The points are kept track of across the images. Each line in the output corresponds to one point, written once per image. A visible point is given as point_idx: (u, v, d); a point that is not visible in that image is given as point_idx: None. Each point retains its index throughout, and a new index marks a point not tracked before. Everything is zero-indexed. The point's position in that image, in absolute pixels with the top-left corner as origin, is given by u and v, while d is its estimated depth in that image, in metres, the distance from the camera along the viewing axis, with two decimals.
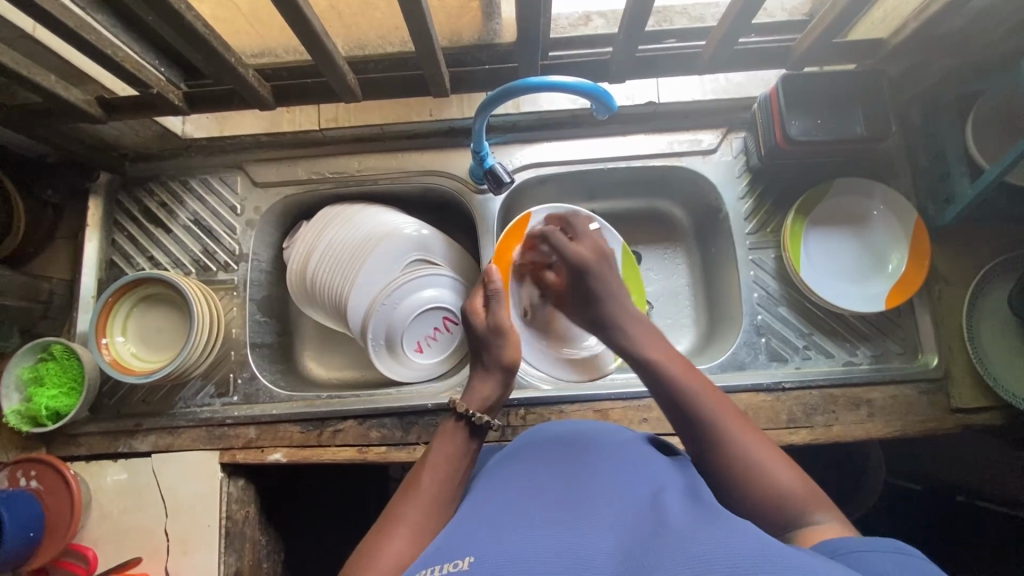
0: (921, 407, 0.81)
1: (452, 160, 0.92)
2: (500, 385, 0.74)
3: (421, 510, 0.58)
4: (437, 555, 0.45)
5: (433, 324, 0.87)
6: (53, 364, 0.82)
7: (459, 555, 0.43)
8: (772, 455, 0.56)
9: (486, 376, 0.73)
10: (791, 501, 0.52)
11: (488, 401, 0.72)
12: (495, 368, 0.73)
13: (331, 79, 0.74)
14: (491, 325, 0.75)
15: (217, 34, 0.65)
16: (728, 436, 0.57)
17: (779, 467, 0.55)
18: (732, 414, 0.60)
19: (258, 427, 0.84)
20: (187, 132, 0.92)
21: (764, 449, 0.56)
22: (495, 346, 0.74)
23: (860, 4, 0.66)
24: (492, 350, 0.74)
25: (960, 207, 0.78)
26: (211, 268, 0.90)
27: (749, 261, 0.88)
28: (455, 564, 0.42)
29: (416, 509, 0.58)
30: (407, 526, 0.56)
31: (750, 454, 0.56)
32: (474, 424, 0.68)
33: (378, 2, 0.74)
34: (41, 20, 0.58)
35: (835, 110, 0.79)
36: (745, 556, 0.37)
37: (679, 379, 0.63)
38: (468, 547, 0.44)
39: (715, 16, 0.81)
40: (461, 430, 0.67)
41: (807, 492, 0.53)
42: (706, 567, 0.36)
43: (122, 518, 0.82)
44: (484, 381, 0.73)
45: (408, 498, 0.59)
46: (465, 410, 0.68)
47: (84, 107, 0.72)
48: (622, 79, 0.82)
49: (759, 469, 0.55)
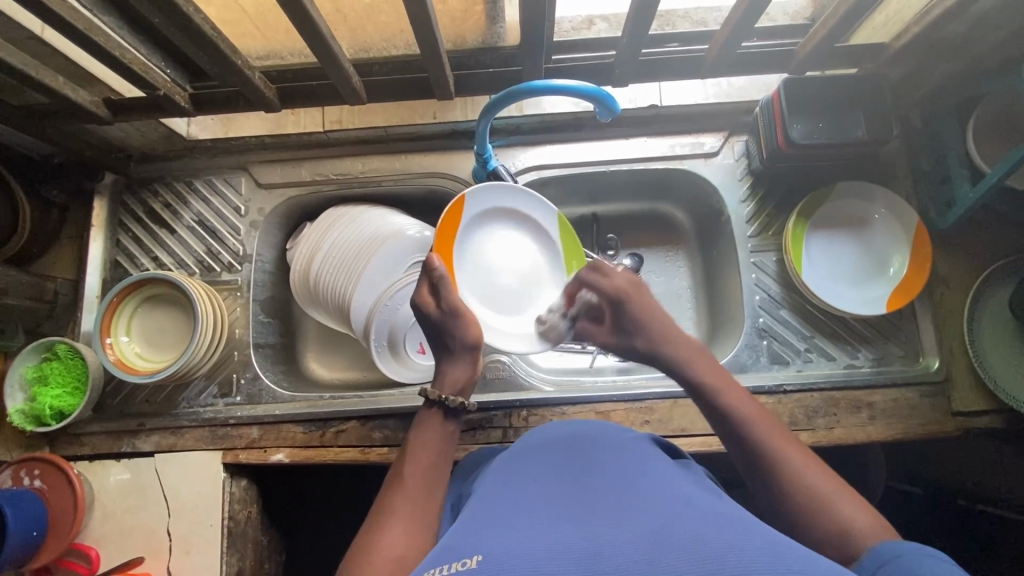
0: (922, 410, 0.81)
1: (455, 162, 0.92)
2: (469, 364, 0.72)
3: (410, 502, 0.58)
4: (445, 553, 0.45)
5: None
6: (58, 364, 0.82)
7: (466, 554, 0.43)
8: (834, 486, 0.52)
9: (453, 361, 0.72)
10: (851, 538, 0.49)
11: (458, 384, 0.70)
12: (460, 349, 0.72)
13: (337, 81, 0.75)
14: (443, 311, 0.72)
15: (224, 36, 0.65)
16: (788, 463, 0.54)
17: (844, 501, 0.51)
18: (787, 438, 0.57)
19: (261, 427, 0.85)
20: (192, 133, 0.93)
21: (836, 487, 0.52)
22: (451, 330, 0.72)
23: (863, 9, 0.66)
24: (451, 335, 0.72)
25: (961, 211, 0.78)
26: (215, 269, 0.91)
27: (751, 264, 0.89)
28: (464, 562, 0.42)
29: (405, 501, 0.58)
30: (396, 519, 0.56)
31: (811, 483, 0.52)
32: (449, 407, 0.67)
33: (383, 5, 0.74)
34: (51, 23, 0.59)
35: (837, 114, 0.80)
36: (760, 561, 0.37)
37: (730, 400, 0.60)
38: (477, 545, 0.44)
39: (717, 20, 0.81)
40: (438, 416, 0.67)
41: (872, 528, 0.49)
42: (717, 567, 0.37)
43: (125, 517, 0.83)
44: (457, 370, 0.71)
45: (395, 491, 0.59)
46: (437, 395, 0.67)
47: (91, 108, 0.72)
48: (625, 83, 0.83)
49: (830, 509, 0.51)
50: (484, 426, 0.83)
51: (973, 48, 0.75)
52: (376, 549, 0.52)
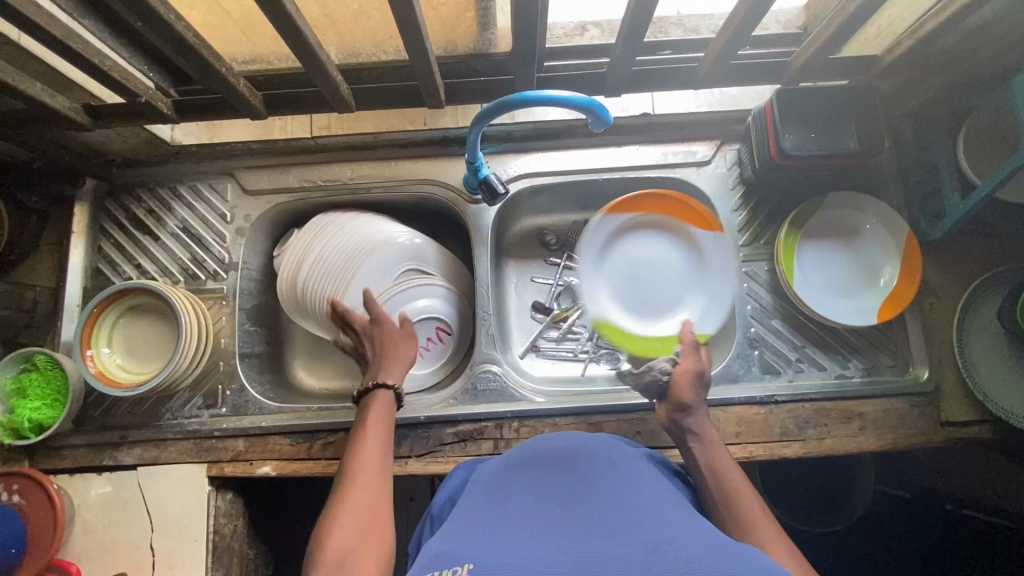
0: (912, 420, 0.82)
1: (446, 169, 0.91)
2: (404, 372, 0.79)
3: (371, 472, 0.63)
4: (438, 557, 0.45)
5: (429, 334, 0.87)
6: (37, 375, 0.80)
7: (457, 561, 0.43)
8: (776, 541, 0.56)
9: (402, 364, 0.77)
10: None
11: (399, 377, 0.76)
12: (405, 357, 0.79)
13: (324, 88, 0.73)
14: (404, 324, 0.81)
15: (207, 43, 0.64)
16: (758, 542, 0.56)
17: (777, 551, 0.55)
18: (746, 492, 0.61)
19: (247, 439, 0.83)
20: (175, 138, 0.90)
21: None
22: (404, 340, 0.80)
23: (858, 21, 0.66)
24: (403, 346, 0.79)
25: (951, 221, 0.79)
26: (199, 277, 0.89)
27: (742, 273, 0.89)
28: (454, 570, 0.42)
29: (364, 468, 0.64)
30: (359, 491, 0.61)
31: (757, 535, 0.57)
32: (399, 393, 0.75)
33: (373, 12, 0.72)
34: (27, 30, 0.57)
35: (830, 124, 0.79)
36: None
37: (709, 456, 0.66)
38: (469, 550, 0.44)
39: (711, 28, 0.80)
40: (385, 394, 0.73)
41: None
42: None
43: (107, 533, 0.81)
44: (397, 368, 0.77)
45: (354, 462, 0.65)
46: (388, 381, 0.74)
47: (70, 114, 0.71)
48: (618, 92, 0.82)
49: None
50: (474, 437, 0.82)
51: (965, 61, 0.75)
52: (341, 519, 0.57)
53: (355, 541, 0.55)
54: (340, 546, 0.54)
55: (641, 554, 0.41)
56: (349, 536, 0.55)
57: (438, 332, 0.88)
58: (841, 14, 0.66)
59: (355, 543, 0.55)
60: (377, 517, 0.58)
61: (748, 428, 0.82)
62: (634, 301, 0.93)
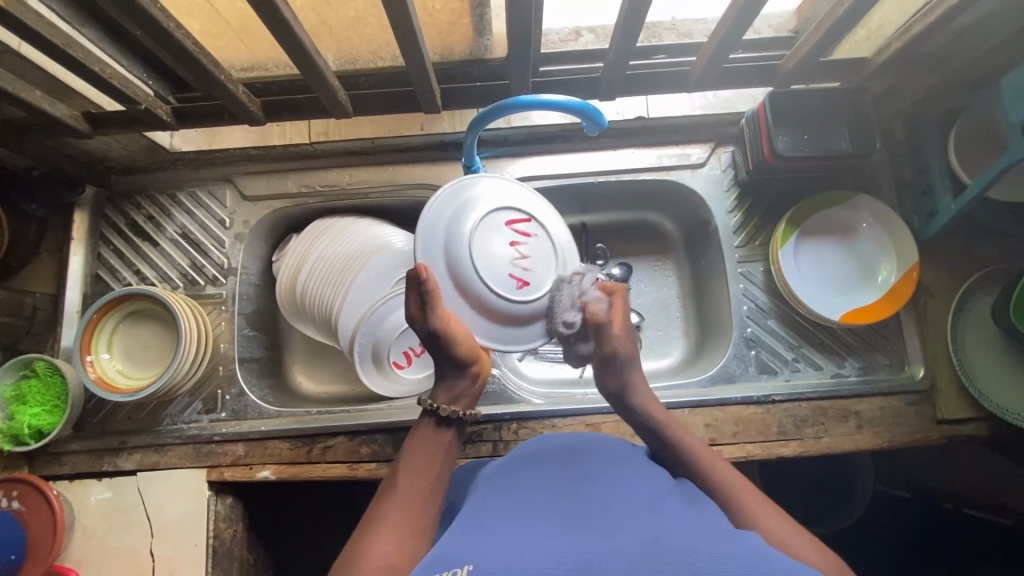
0: (909, 418, 0.82)
1: (443, 173, 0.92)
2: (469, 377, 0.67)
3: (418, 484, 0.58)
4: (437, 561, 0.44)
5: (504, 242, 0.64)
6: (36, 382, 0.80)
7: (459, 562, 0.42)
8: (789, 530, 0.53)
9: (453, 374, 0.67)
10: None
11: (457, 394, 0.67)
12: (453, 365, 0.66)
13: (321, 94, 0.74)
14: (430, 332, 0.62)
15: (207, 51, 0.65)
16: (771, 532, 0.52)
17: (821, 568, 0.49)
18: (743, 487, 0.58)
19: (246, 444, 0.83)
20: (175, 145, 0.91)
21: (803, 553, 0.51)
22: (441, 349, 0.64)
23: (845, 27, 0.67)
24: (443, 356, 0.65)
25: (943, 222, 0.80)
26: (199, 283, 0.89)
27: (738, 274, 0.89)
28: (454, 571, 0.41)
29: (409, 481, 0.59)
30: (401, 512, 0.55)
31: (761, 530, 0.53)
32: (444, 416, 0.65)
33: (369, 18, 0.73)
34: (28, 39, 0.57)
35: (820, 127, 0.80)
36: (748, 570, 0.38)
37: (687, 447, 0.63)
38: (468, 552, 0.43)
39: (703, 32, 0.81)
40: (429, 425, 0.65)
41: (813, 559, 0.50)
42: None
43: (106, 538, 0.81)
44: (449, 378, 0.67)
45: (400, 474, 0.59)
46: (431, 405, 0.65)
47: (71, 122, 0.71)
48: (613, 97, 0.83)
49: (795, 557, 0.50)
50: (474, 440, 0.83)
51: (953, 64, 0.76)
52: (383, 533, 0.52)
53: (400, 550, 0.51)
54: (382, 560, 0.49)
55: (644, 553, 0.41)
56: (392, 550, 0.50)
57: (517, 230, 0.65)
58: (831, 17, 0.67)
59: (398, 557, 0.50)
60: (420, 531, 0.54)
61: (745, 427, 0.82)
62: (829, 257, 0.88)
